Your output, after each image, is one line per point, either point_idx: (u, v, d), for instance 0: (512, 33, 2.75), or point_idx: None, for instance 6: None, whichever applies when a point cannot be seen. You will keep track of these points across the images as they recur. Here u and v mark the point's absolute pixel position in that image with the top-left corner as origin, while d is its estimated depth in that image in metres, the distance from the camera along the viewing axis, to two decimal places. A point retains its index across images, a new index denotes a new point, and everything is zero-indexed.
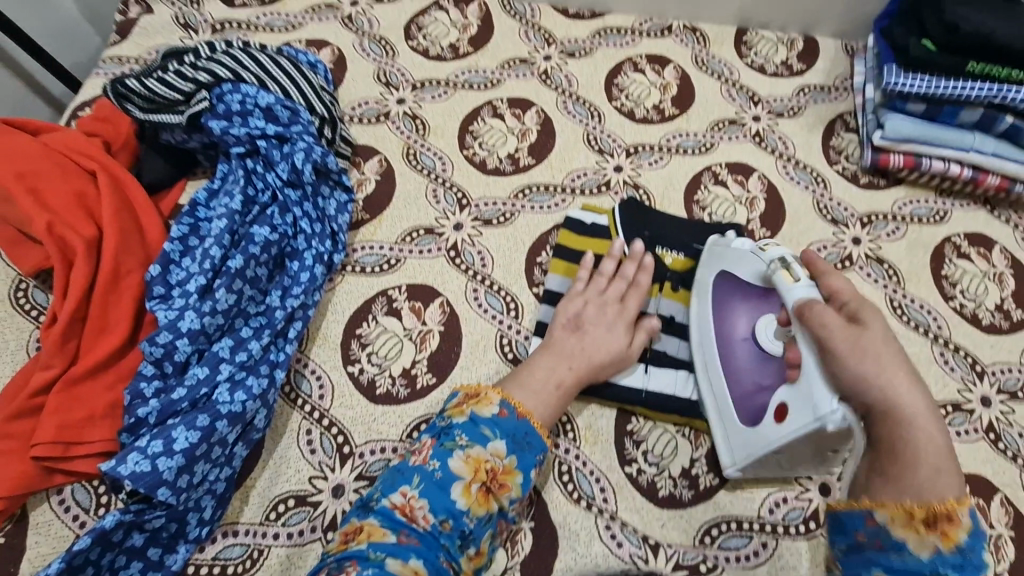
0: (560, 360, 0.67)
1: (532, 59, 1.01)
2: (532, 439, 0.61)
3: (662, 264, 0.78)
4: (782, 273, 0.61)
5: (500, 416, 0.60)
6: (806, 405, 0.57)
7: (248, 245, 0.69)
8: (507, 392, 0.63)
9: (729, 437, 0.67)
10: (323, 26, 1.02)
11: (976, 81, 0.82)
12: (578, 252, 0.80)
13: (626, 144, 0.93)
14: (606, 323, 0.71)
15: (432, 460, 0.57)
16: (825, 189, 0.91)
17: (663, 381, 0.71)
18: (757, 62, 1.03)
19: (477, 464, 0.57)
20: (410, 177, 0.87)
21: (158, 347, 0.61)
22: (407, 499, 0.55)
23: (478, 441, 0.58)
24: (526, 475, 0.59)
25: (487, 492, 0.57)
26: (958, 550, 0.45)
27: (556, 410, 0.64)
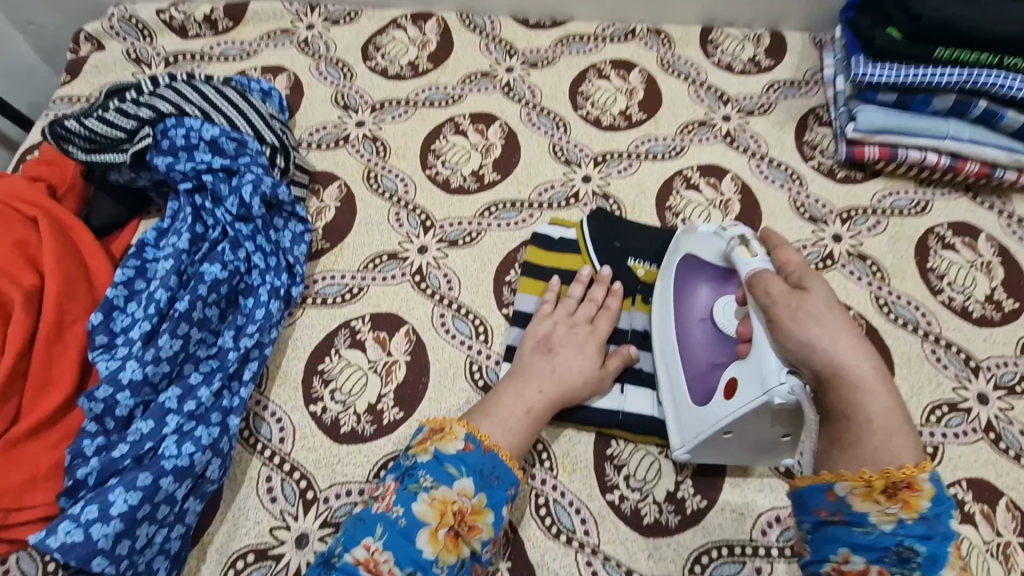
0: (530, 385, 0.64)
1: (494, 72, 0.98)
2: (502, 473, 0.57)
3: (634, 277, 0.74)
4: (739, 251, 0.60)
5: (466, 452, 0.57)
6: (754, 380, 0.55)
7: (197, 285, 0.65)
8: (473, 424, 0.60)
9: (679, 418, 0.64)
10: (279, 52, 1.00)
11: (946, 68, 0.80)
12: (547, 269, 0.77)
13: (594, 153, 0.90)
14: (577, 343, 0.67)
15: (396, 507, 0.54)
16: (802, 186, 0.88)
17: (641, 401, 0.68)
18: (724, 61, 1.01)
19: (443, 506, 0.53)
20: (372, 202, 0.84)
21: (98, 403, 0.58)
22: (370, 553, 0.52)
23: (444, 481, 0.55)
24: (497, 513, 0.55)
25: (456, 536, 0.53)
26: (920, 518, 0.46)
27: (526, 439, 0.61)
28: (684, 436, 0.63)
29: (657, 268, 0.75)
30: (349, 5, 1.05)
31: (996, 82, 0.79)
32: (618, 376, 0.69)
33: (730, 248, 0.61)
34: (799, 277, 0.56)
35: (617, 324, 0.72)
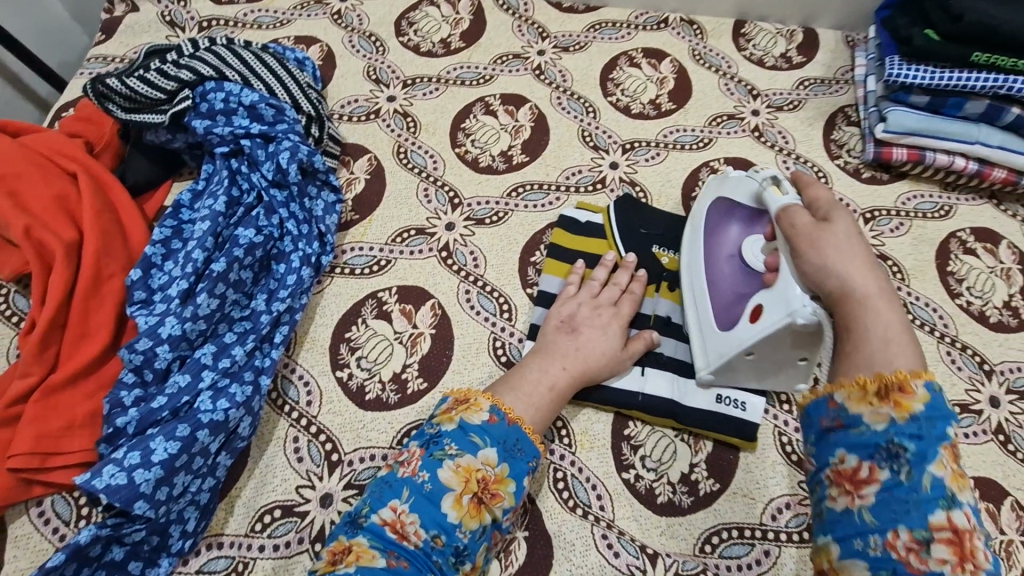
0: (554, 364, 0.65)
1: (526, 54, 0.99)
2: (524, 445, 0.58)
3: (659, 264, 0.76)
4: (772, 188, 0.63)
5: (490, 423, 0.58)
6: (779, 306, 0.59)
7: (232, 247, 0.66)
8: (497, 398, 0.61)
9: (704, 345, 0.68)
10: (312, 22, 1.00)
11: (982, 72, 0.80)
12: (573, 252, 0.78)
13: (622, 140, 0.91)
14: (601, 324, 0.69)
15: (421, 471, 0.55)
16: (827, 184, 0.89)
17: (661, 384, 0.69)
18: (756, 55, 1.01)
19: (467, 474, 0.55)
20: (401, 176, 0.85)
21: (138, 354, 0.60)
22: (397, 514, 0.53)
23: (468, 450, 0.56)
24: (519, 483, 0.56)
25: (479, 503, 0.54)
26: (913, 419, 0.43)
27: (549, 415, 0.62)
28: (709, 359, 0.67)
29: None
30: None
31: None
32: (639, 359, 0.70)
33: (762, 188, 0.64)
34: (823, 210, 0.58)
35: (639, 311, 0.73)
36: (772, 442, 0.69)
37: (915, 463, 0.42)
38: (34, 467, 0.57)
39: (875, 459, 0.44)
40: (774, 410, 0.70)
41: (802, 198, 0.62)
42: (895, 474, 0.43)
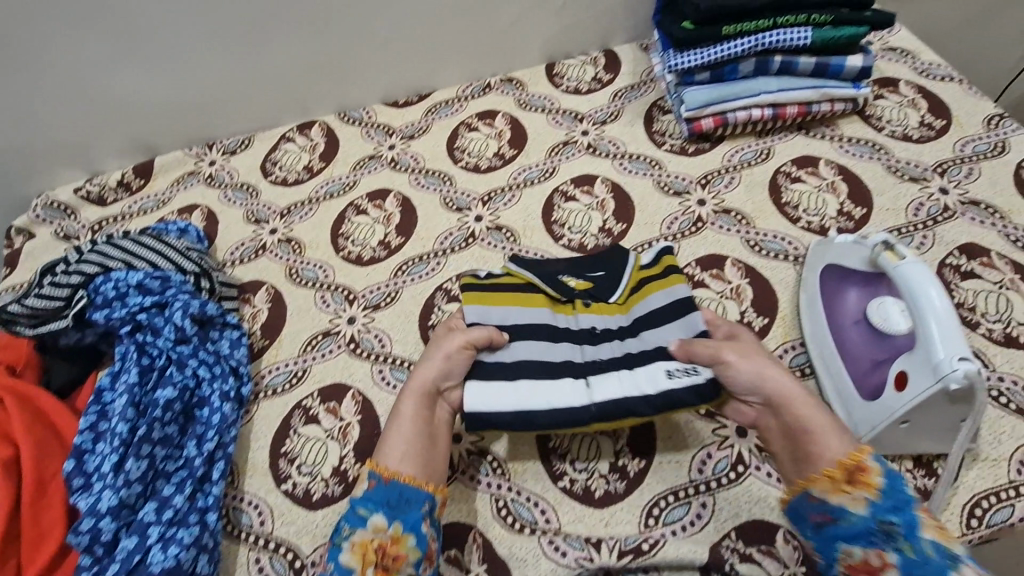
0: (405, 401, 0.70)
1: (379, 152, 1.11)
2: (409, 496, 0.64)
3: (567, 287, 0.77)
4: (885, 255, 0.67)
5: (369, 490, 0.64)
6: (922, 373, 0.61)
7: (152, 410, 0.72)
8: (376, 459, 0.67)
9: (850, 413, 0.69)
10: (190, 192, 1.12)
11: (736, 40, 0.92)
12: (490, 284, 0.76)
13: (480, 194, 1.02)
14: (447, 345, 0.70)
15: (329, 564, 0.62)
16: (661, 169, 1.00)
17: (609, 386, 0.67)
18: (571, 86, 1.15)
19: (363, 548, 0.61)
20: (299, 293, 0.94)
21: (84, 535, 0.65)
22: None
23: (357, 525, 0.63)
24: (417, 534, 0.62)
25: (384, 570, 0.60)
26: (882, 493, 0.59)
27: (419, 443, 0.67)
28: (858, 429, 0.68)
29: (584, 277, 0.78)
30: (242, 135, 1.19)
31: (783, 39, 0.91)
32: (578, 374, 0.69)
33: (875, 254, 0.68)
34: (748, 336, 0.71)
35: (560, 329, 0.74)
36: None
37: (904, 535, 0.57)
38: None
39: (874, 544, 0.58)
40: None
41: (916, 257, 0.65)
42: (896, 551, 0.57)
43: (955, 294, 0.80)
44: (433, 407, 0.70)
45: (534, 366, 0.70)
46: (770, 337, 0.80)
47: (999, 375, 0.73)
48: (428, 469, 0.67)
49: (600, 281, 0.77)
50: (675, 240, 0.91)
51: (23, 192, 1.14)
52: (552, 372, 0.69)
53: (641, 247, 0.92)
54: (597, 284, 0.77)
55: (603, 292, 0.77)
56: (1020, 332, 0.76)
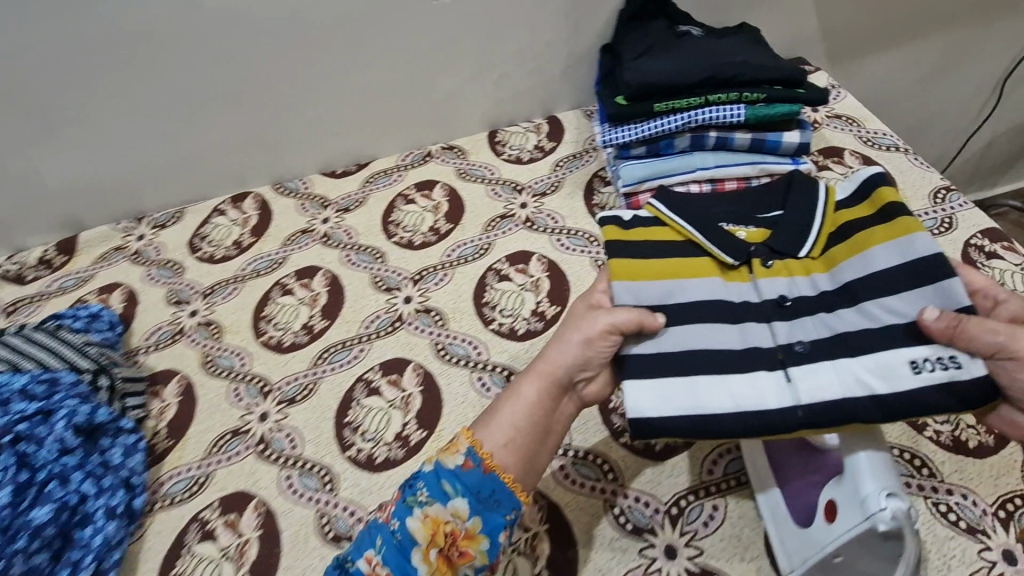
0: (526, 380, 0.65)
1: (312, 226, 1.07)
2: (499, 497, 0.61)
3: (740, 239, 0.67)
4: None
5: (463, 469, 0.62)
6: (851, 507, 0.56)
7: (20, 536, 0.66)
8: (474, 436, 0.63)
9: (783, 536, 0.63)
10: (115, 269, 1.07)
11: (670, 116, 0.90)
12: (636, 243, 0.68)
13: (411, 273, 0.98)
14: (585, 328, 0.63)
15: (394, 519, 0.61)
16: (600, 245, 0.96)
17: (818, 385, 0.57)
18: (513, 155, 1.12)
19: (436, 525, 0.60)
20: (212, 385, 0.89)
21: None
22: (373, 565, 0.60)
23: (439, 498, 0.61)
24: (491, 541, 0.60)
25: (447, 559, 0.59)
26: None
27: (525, 436, 0.64)
28: (792, 559, 0.62)
29: (757, 228, 0.69)
30: (174, 207, 1.14)
31: (716, 116, 0.88)
32: (774, 364, 0.59)
33: None
34: None
35: (738, 299, 0.64)
36: (604, 517, 0.69)
37: None
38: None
39: None
40: (599, 484, 0.72)
41: None
42: None
43: None
44: (556, 398, 0.65)
45: (705, 356, 0.60)
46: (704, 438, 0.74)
47: (949, 488, 0.66)
48: (526, 468, 0.63)
49: (779, 231, 0.67)
50: None
51: None
52: (737, 363, 0.59)
53: None
54: (775, 234, 0.67)
55: (786, 244, 0.66)
56: (969, 437, 0.70)
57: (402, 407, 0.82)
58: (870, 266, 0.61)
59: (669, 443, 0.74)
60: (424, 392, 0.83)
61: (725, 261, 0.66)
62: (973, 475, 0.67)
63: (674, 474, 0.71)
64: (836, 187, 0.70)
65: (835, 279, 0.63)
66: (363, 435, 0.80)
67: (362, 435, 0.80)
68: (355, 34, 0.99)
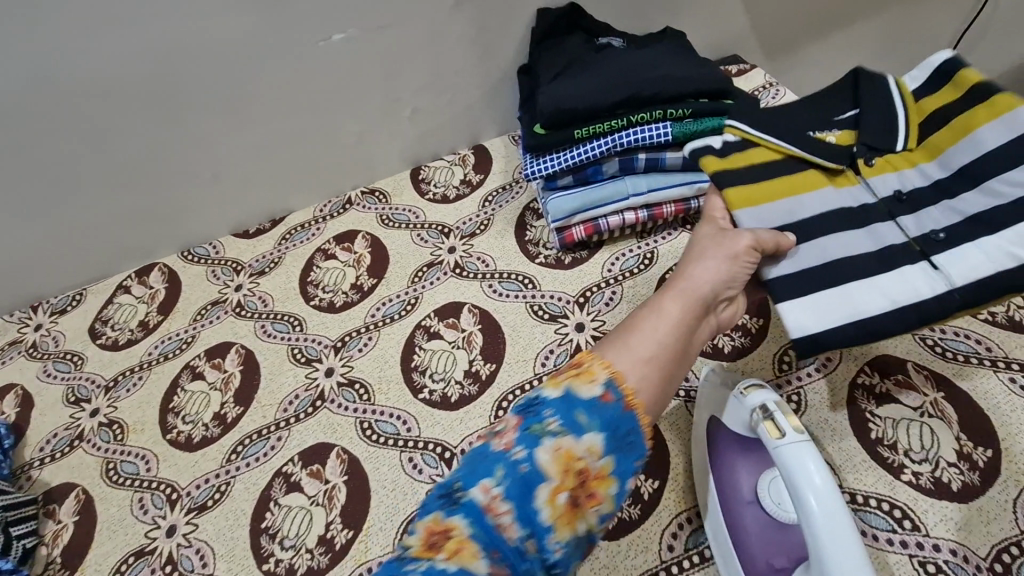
0: (668, 300, 0.60)
1: (224, 296, 0.97)
2: (635, 439, 0.53)
3: (833, 145, 0.67)
4: (764, 425, 0.55)
5: (603, 399, 0.53)
6: None
7: None
8: (607, 362, 0.56)
9: None
10: (8, 368, 0.96)
11: (593, 142, 0.82)
12: (736, 170, 0.67)
13: (333, 340, 0.88)
14: (731, 247, 0.60)
15: (518, 447, 0.51)
16: (535, 288, 0.87)
17: (971, 264, 0.56)
18: (438, 193, 1.03)
19: (569, 462, 0.50)
20: (114, 498, 0.78)
21: None
22: (490, 497, 0.49)
23: (574, 429, 0.51)
24: (621, 487, 0.51)
25: (576, 505, 0.50)
26: None
27: (671, 359, 0.57)
28: None
29: (844, 132, 0.69)
30: (73, 290, 1.04)
31: (642, 137, 0.81)
32: (914, 256, 0.59)
33: (754, 422, 0.56)
34: None
35: (856, 204, 0.64)
36: None
37: None
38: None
39: None
40: None
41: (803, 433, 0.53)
42: None
43: (871, 429, 0.66)
44: (696, 321, 0.60)
45: (847, 264, 0.60)
46: (660, 507, 0.65)
47: (935, 543, 0.59)
48: (663, 400, 0.56)
49: (871, 131, 0.67)
50: None
51: None
52: (874, 262, 0.59)
53: (512, 392, 0.78)
54: (865, 134, 0.67)
55: (883, 142, 0.66)
56: (951, 477, 0.62)
57: (325, 504, 0.73)
58: (980, 147, 0.61)
59: (621, 518, 0.65)
60: (349, 482, 0.74)
61: (838, 168, 0.67)
62: (959, 524, 0.59)
63: (629, 555, 0.63)
64: (905, 78, 0.70)
65: (944, 165, 0.63)
66: (282, 543, 0.71)
67: (281, 543, 0.71)
68: (234, 87, 0.89)
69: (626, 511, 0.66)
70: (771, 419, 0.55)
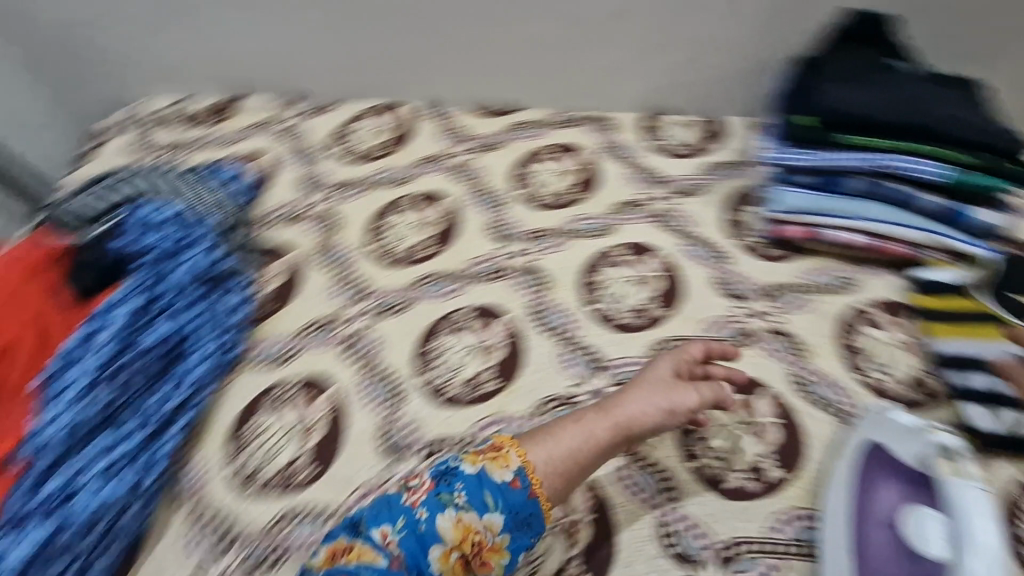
0: (602, 417, 0.68)
1: (446, 155, 1.08)
2: (535, 522, 0.63)
3: None
4: (945, 465, 0.59)
5: (510, 486, 0.62)
6: None
7: (143, 344, 0.77)
8: (529, 458, 0.64)
9: None
10: (262, 139, 1.13)
11: (853, 152, 0.83)
12: (932, 310, 0.82)
13: (529, 230, 0.96)
14: (671, 399, 0.69)
15: (422, 508, 0.61)
16: (730, 265, 0.90)
17: None
18: (661, 143, 1.06)
19: (466, 532, 0.60)
20: (317, 273, 0.93)
21: (41, 442, 0.70)
22: (387, 540, 0.60)
23: (477, 507, 0.61)
24: (513, 558, 0.62)
25: (465, 563, 0.60)
26: None
27: (582, 466, 0.66)
28: None
29: None
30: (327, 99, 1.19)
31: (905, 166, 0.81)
32: None
33: (931, 458, 0.60)
34: None
35: None
36: (652, 531, 0.68)
37: None
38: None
39: None
40: (658, 498, 0.70)
41: (981, 485, 0.57)
42: None
43: (1016, 526, 0.68)
44: (615, 443, 0.68)
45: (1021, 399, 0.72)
46: (779, 494, 0.70)
47: None
48: (565, 495, 0.66)
49: None
50: (710, 347, 0.82)
51: (120, 93, 1.19)
52: None
53: (675, 340, 0.84)
54: None
55: None
56: None
57: (484, 354, 0.83)
58: None
59: (742, 487, 0.70)
60: (509, 346, 0.84)
61: None
62: None
63: (736, 516, 0.69)
64: None
65: None
66: (441, 367, 0.82)
67: (440, 367, 0.82)
68: None
69: (747, 481, 0.71)
70: (953, 460, 0.59)
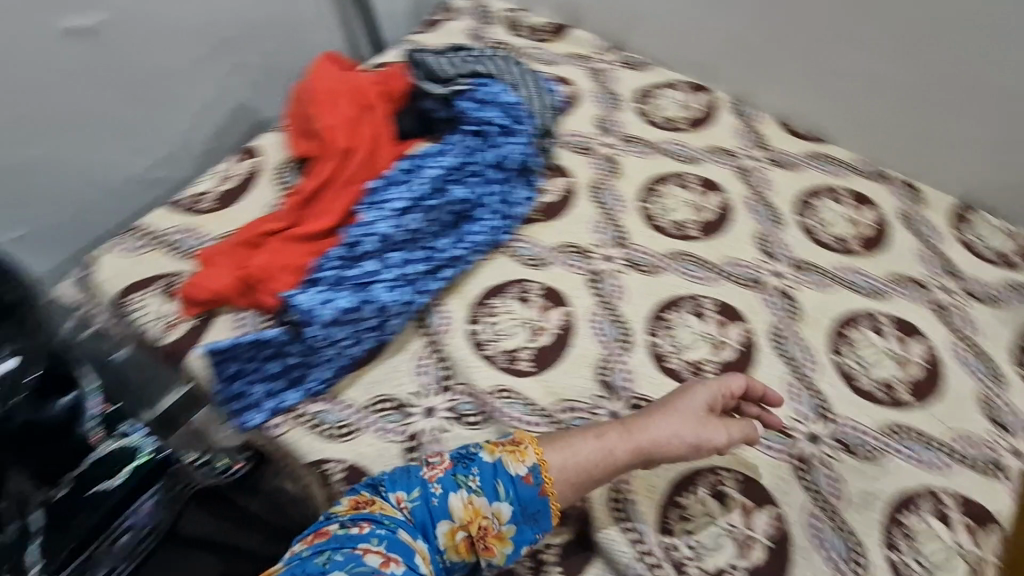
0: (622, 435, 0.68)
1: (737, 153, 1.05)
2: (541, 516, 0.65)
3: None
4: None
5: (522, 479, 0.64)
6: None
7: (449, 198, 0.88)
8: (543, 456, 0.66)
9: None
10: (574, 70, 1.17)
11: None
12: None
13: (796, 258, 0.93)
14: (695, 435, 0.68)
15: (438, 484, 0.64)
16: (1002, 389, 0.82)
17: None
18: (968, 240, 0.97)
19: (474, 515, 0.63)
20: (586, 205, 0.97)
21: (356, 236, 0.84)
22: (400, 504, 0.63)
23: (488, 494, 0.64)
24: (516, 548, 0.64)
25: (471, 544, 0.63)
26: None
27: (598, 475, 0.67)
28: None
29: None
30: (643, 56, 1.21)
31: None
32: None
33: None
34: None
35: None
36: None
37: None
38: (240, 292, 0.83)
39: None
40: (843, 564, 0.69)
41: None
42: None
43: None
44: (635, 462, 0.68)
45: None
46: None
47: None
48: (576, 497, 0.67)
49: None
50: (950, 457, 0.76)
51: None
52: None
53: (912, 431, 0.78)
54: None
55: None
56: None
57: (713, 347, 0.84)
58: None
59: None
60: (740, 352, 0.84)
61: None
62: None
63: None
64: None
65: None
66: (670, 339, 0.84)
67: (669, 339, 0.84)
68: None
69: None
70: None
